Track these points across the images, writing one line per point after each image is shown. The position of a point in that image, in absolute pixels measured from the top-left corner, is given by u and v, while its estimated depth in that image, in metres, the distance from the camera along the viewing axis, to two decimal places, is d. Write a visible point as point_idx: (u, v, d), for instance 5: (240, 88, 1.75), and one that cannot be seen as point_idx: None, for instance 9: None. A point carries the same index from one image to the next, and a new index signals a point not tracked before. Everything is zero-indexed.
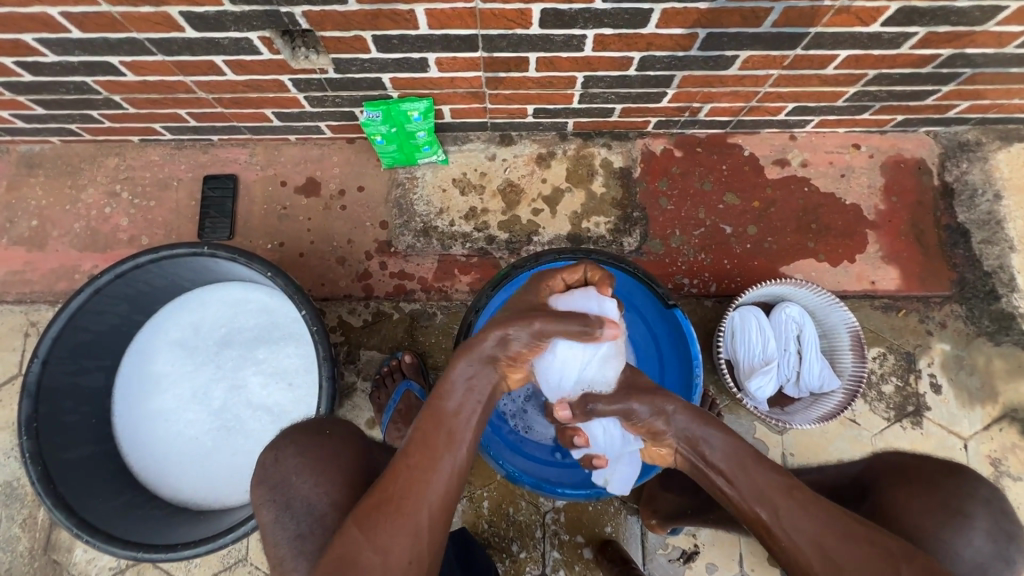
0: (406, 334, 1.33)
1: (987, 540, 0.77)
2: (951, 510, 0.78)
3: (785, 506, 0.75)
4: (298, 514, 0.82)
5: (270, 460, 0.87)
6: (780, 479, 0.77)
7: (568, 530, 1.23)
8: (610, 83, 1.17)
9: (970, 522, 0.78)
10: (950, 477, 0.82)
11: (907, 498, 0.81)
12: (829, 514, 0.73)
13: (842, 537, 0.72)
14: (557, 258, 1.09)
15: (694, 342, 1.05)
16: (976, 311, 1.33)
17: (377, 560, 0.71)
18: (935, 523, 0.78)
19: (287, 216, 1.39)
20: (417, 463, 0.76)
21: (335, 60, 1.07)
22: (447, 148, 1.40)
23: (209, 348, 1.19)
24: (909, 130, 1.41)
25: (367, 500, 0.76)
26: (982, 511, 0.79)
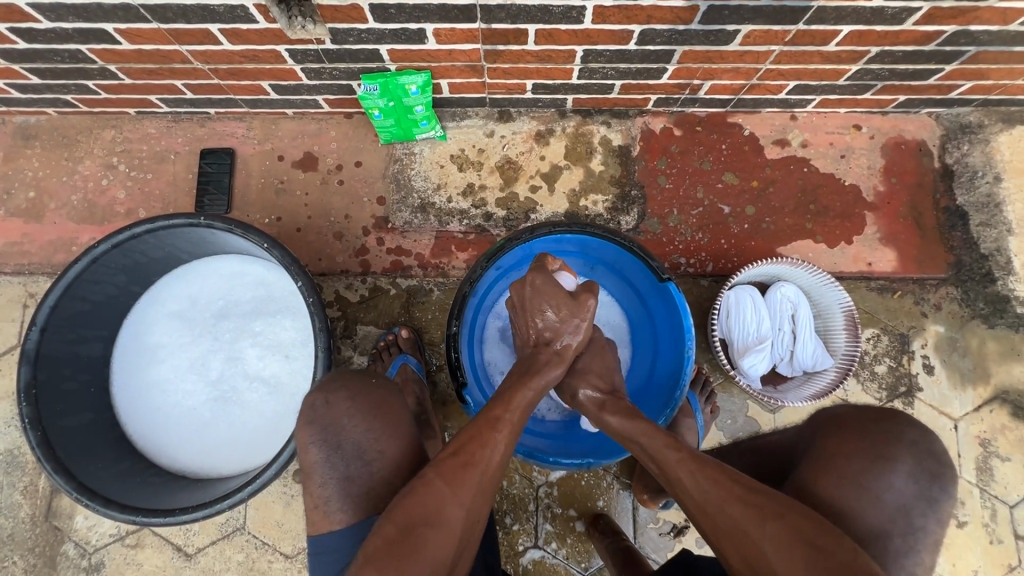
0: (403, 310, 1.34)
1: (909, 482, 0.75)
2: (872, 456, 0.77)
3: (679, 474, 0.77)
4: (344, 455, 0.87)
5: (322, 404, 0.90)
6: (679, 454, 0.79)
7: (560, 503, 1.25)
8: (610, 58, 1.15)
9: (890, 468, 0.76)
10: (878, 423, 0.81)
11: (836, 446, 0.80)
12: (714, 480, 0.74)
13: (726, 501, 0.71)
14: (551, 231, 1.09)
15: (687, 318, 1.05)
16: (971, 294, 1.34)
17: (459, 515, 0.74)
18: (861, 468, 0.76)
19: (285, 190, 1.39)
20: (497, 433, 0.82)
21: (332, 30, 1.06)
22: (445, 124, 1.39)
23: (206, 320, 1.20)
24: (912, 111, 1.40)
25: (448, 459, 0.78)
26: (906, 455, 0.77)
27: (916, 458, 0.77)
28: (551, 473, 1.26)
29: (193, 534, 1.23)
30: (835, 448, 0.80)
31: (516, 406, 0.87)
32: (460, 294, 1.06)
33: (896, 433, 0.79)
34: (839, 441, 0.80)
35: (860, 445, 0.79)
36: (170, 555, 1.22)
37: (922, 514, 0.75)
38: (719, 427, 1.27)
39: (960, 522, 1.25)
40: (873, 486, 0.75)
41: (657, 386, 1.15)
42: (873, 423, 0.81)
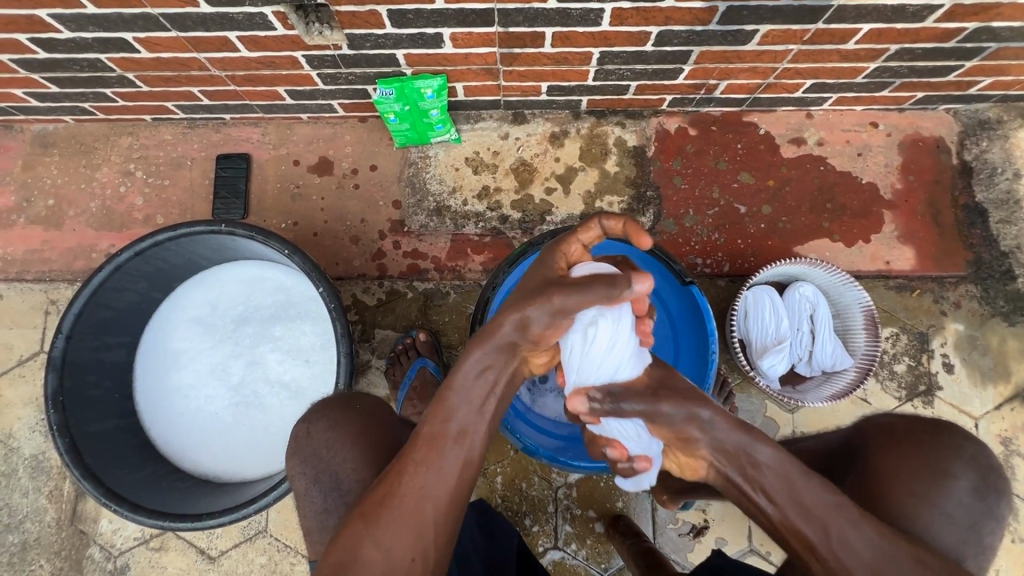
0: (419, 313, 1.34)
1: (973, 498, 0.74)
2: (937, 471, 0.75)
3: (846, 531, 0.63)
4: (324, 488, 0.86)
5: (304, 433, 0.92)
6: (838, 502, 0.64)
7: (580, 505, 1.25)
8: (626, 59, 1.15)
9: (955, 482, 0.74)
10: (933, 435, 0.78)
11: (896, 461, 0.77)
12: (882, 536, 0.64)
13: (898, 563, 0.63)
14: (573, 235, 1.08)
15: (709, 319, 1.05)
16: (991, 292, 1.32)
17: (377, 556, 0.67)
18: (922, 485, 0.74)
19: (300, 195, 1.39)
20: (424, 453, 0.70)
21: (349, 35, 1.06)
22: (460, 127, 1.39)
23: (227, 326, 1.21)
24: (929, 108, 1.39)
25: (372, 494, 0.71)
26: (965, 467, 0.76)
27: (980, 472, 0.76)
28: (571, 475, 1.27)
29: (216, 538, 1.24)
30: (890, 464, 0.76)
31: (445, 413, 0.71)
32: (483, 298, 1.07)
33: (956, 445, 0.77)
34: (899, 455, 0.77)
35: (924, 459, 0.76)
36: (193, 558, 1.24)
37: (990, 531, 0.74)
38: None
39: None
40: (935, 499, 0.74)
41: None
42: (934, 434, 0.78)
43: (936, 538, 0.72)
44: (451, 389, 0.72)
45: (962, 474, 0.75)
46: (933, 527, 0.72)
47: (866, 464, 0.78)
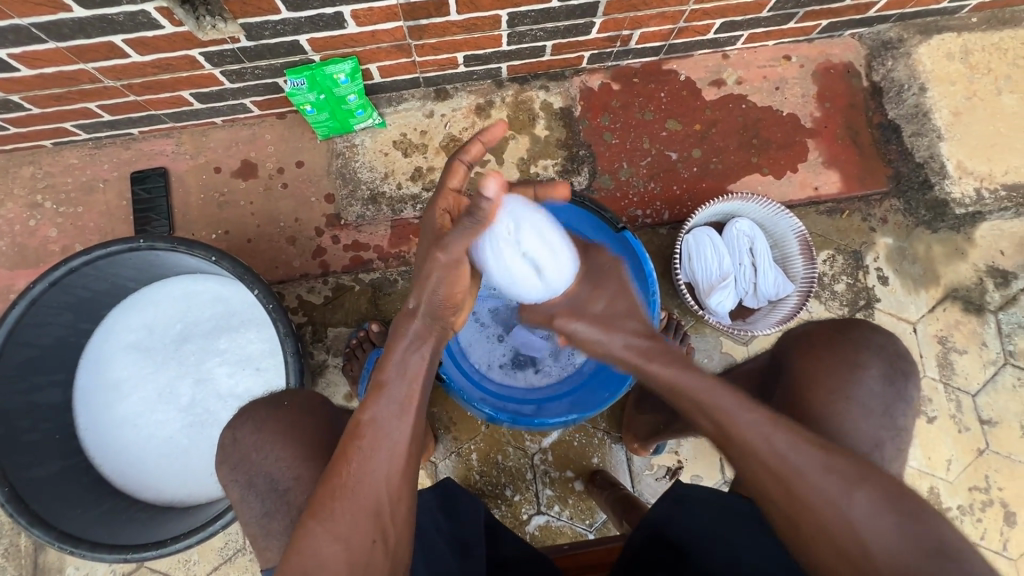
0: (370, 305, 1.31)
1: (885, 383, 0.80)
2: (848, 366, 0.81)
3: (750, 439, 0.69)
4: (259, 490, 0.82)
5: (230, 441, 0.85)
6: (757, 416, 0.69)
7: (557, 467, 1.27)
8: (535, 18, 1.14)
9: (866, 372, 0.81)
10: (842, 332, 0.85)
11: (815, 362, 0.83)
12: (796, 447, 0.68)
13: (811, 466, 0.67)
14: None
15: (645, 261, 1.07)
16: (913, 203, 1.39)
17: (338, 548, 0.68)
18: (838, 380, 0.80)
19: (227, 202, 1.34)
20: (366, 443, 0.72)
21: (244, 25, 1.02)
22: (383, 111, 1.36)
23: (168, 346, 1.15)
24: (835, 35, 1.44)
25: (319, 490, 0.71)
26: (876, 358, 0.82)
27: (888, 360, 0.82)
28: (544, 440, 1.28)
29: (193, 564, 1.20)
30: (810, 366, 0.83)
31: (382, 397, 0.74)
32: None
33: (864, 340, 0.84)
34: (815, 356, 0.83)
35: (834, 356, 0.83)
36: None
37: (901, 412, 0.81)
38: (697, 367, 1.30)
39: (929, 418, 1.33)
40: (849, 393, 0.80)
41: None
42: (842, 334, 0.85)
43: (856, 423, 0.78)
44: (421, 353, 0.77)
45: (874, 363, 0.81)
46: (850, 418, 0.79)
47: (790, 367, 0.85)
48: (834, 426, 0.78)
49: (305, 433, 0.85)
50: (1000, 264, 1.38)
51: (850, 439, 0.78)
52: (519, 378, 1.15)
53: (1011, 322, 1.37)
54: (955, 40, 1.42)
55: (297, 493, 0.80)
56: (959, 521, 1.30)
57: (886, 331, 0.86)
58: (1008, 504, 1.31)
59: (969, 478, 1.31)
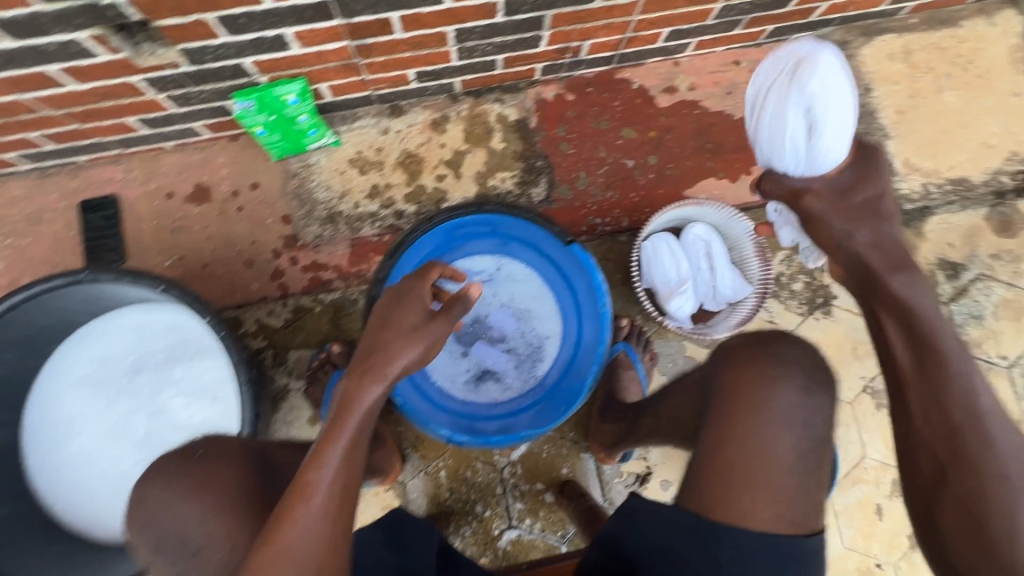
0: (331, 326, 1.30)
1: (802, 396, 0.80)
2: (767, 380, 0.81)
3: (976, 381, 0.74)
4: (172, 552, 0.77)
5: (137, 500, 0.79)
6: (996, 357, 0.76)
7: (527, 480, 1.27)
8: (482, 33, 1.14)
9: (784, 386, 0.80)
10: (763, 344, 0.84)
11: (738, 376, 0.82)
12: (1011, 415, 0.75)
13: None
14: (450, 216, 1.08)
15: (594, 271, 1.05)
16: None
17: None
18: (760, 395, 0.80)
19: (180, 228, 1.31)
20: (308, 503, 0.69)
21: (184, 51, 1.01)
22: (337, 129, 1.35)
23: (120, 379, 1.12)
24: (782, 39, 1.47)
25: (254, 556, 0.67)
26: (794, 369, 0.82)
27: (806, 372, 0.82)
28: (513, 453, 1.27)
29: None
30: (733, 382, 0.82)
31: (329, 454, 0.70)
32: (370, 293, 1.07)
33: (782, 354, 0.83)
34: (739, 371, 0.83)
35: (755, 369, 0.82)
36: None
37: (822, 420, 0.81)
38: (662, 372, 1.31)
39: None
40: (771, 406, 0.80)
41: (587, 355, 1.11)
42: (763, 347, 0.84)
43: (774, 440, 0.79)
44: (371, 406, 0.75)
45: (792, 377, 0.81)
46: (775, 433, 0.79)
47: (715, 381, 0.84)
48: (758, 442, 0.79)
49: (248, 469, 0.82)
50: (950, 257, 1.42)
51: (776, 453, 0.79)
52: (482, 392, 1.14)
53: (963, 313, 1.40)
54: (897, 41, 1.46)
55: (212, 552, 0.76)
56: None
57: (804, 340, 0.86)
58: None
59: None
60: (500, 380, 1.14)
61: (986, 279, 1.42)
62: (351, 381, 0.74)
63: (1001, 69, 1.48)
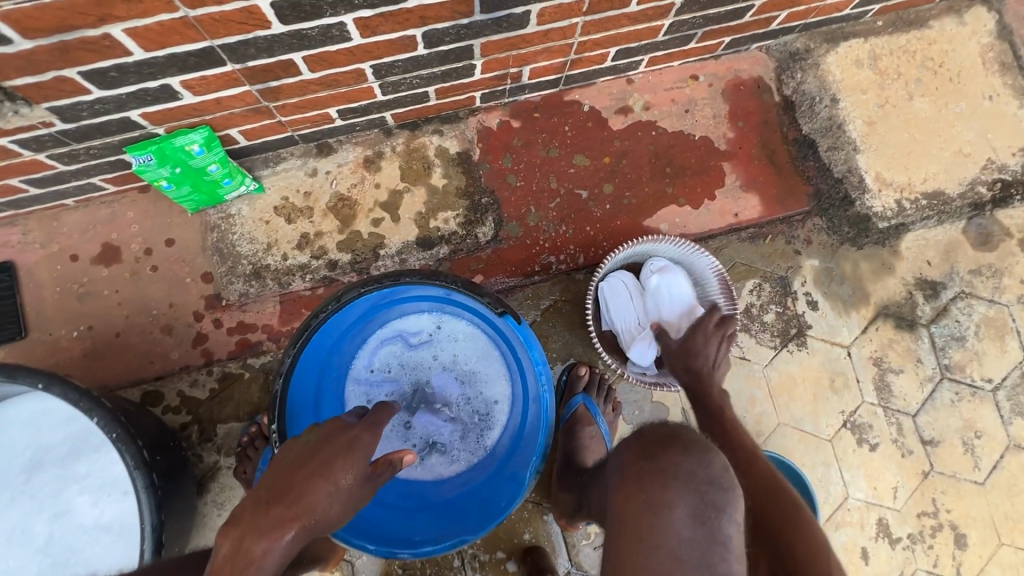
0: (263, 393, 1.18)
1: (695, 526, 0.59)
2: (653, 507, 0.60)
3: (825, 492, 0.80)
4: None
5: None
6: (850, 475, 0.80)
7: (486, 549, 1.16)
8: (405, 67, 1.02)
9: (672, 515, 0.59)
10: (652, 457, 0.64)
11: (628, 500, 0.63)
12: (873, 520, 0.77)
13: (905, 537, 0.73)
14: (363, 290, 0.92)
15: (533, 346, 0.93)
16: (836, 221, 1.33)
17: None
18: (645, 527, 0.60)
19: (88, 293, 1.18)
20: None
21: (53, 109, 0.87)
22: (259, 174, 1.22)
23: (17, 479, 0.99)
24: (742, 50, 1.37)
25: None
26: (687, 493, 0.61)
27: (700, 492, 0.61)
28: None
29: None
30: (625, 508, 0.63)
31: None
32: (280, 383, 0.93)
33: (672, 468, 0.62)
34: (628, 493, 0.64)
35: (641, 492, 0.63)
36: None
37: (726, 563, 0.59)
38: (627, 420, 1.22)
39: (871, 445, 1.27)
40: (659, 543, 0.59)
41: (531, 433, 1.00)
42: (649, 460, 0.64)
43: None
44: (275, 556, 0.63)
45: (681, 501, 0.60)
46: None
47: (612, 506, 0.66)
48: None
49: None
50: (928, 276, 1.34)
51: None
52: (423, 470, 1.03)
53: (944, 335, 1.32)
54: (862, 46, 1.37)
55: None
56: (911, 550, 1.24)
57: (704, 444, 0.65)
58: (957, 526, 1.26)
59: (917, 504, 1.26)
60: (441, 455, 1.04)
61: (966, 297, 1.34)
62: (246, 534, 0.62)
63: (973, 71, 1.39)
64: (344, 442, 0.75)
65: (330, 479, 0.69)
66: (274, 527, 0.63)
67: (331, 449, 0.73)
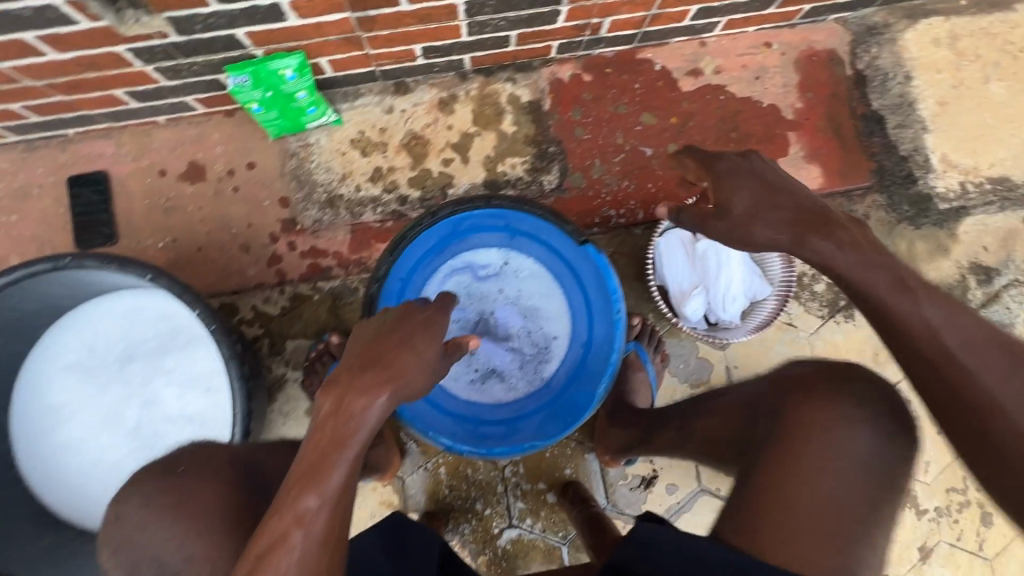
0: (330, 315, 1.25)
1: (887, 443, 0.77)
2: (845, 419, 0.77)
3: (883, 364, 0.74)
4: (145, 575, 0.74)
5: (112, 518, 0.76)
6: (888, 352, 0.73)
7: (528, 480, 1.23)
8: (495, 7, 1.06)
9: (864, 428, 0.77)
10: (835, 380, 0.81)
11: (811, 412, 0.78)
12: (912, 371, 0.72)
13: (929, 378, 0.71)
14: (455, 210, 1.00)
15: (609, 274, 0.99)
16: (896, 198, 1.34)
17: None
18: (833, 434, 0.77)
19: (174, 208, 1.26)
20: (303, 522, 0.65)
21: (171, 19, 0.93)
22: (338, 107, 1.27)
23: (110, 367, 1.08)
24: (818, 20, 1.36)
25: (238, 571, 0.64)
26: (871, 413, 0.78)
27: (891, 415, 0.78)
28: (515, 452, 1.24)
29: None
30: (810, 416, 0.78)
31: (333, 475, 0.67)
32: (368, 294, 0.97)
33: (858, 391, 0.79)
34: (812, 407, 0.79)
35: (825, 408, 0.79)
36: None
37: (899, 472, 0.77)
38: (672, 373, 1.27)
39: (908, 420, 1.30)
40: (845, 448, 0.76)
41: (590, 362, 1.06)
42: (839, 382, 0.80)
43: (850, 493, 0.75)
44: (371, 414, 0.70)
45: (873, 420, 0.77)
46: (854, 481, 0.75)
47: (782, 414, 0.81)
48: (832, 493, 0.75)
49: (236, 476, 0.78)
50: (983, 261, 1.34)
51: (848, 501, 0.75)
52: (484, 393, 1.09)
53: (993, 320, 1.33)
54: (942, 25, 1.36)
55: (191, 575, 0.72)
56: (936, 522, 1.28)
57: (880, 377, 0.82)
58: (984, 505, 1.29)
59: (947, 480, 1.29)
60: (498, 382, 1.10)
61: (1019, 286, 1.34)
62: (346, 394, 0.70)
63: None
64: (422, 323, 0.79)
65: (412, 351, 0.75)
66: (370, 390, 0.70)
67: (410, 326, 0.78)
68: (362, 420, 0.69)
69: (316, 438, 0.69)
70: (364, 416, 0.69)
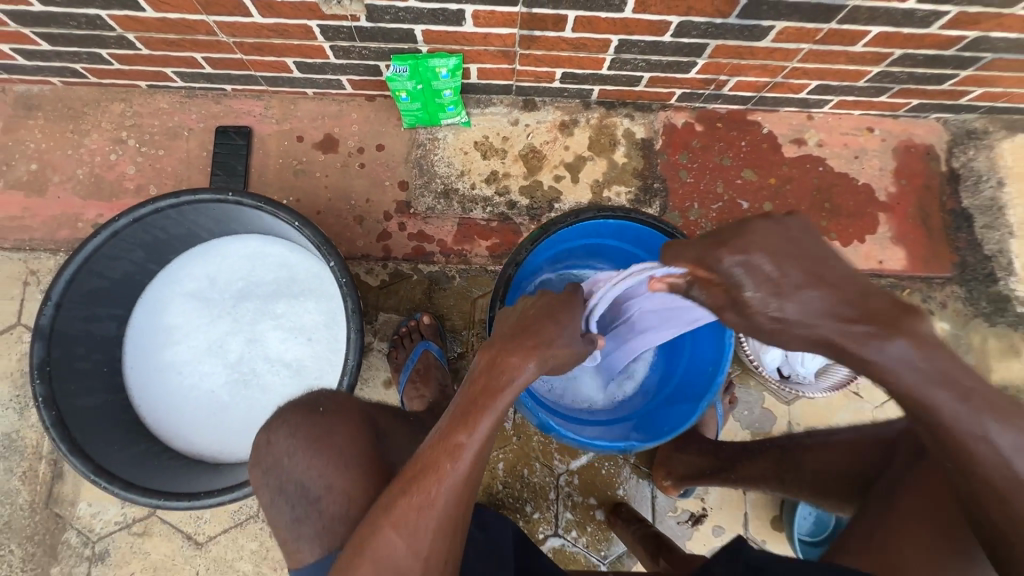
0: (424, 296, 1.32)
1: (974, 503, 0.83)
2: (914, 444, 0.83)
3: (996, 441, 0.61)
4: (290, 497, 0.79)
5: (265, 443, 0.82)
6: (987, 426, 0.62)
7: (581, 492, 1.25)
8: (643, 49, 1.16)
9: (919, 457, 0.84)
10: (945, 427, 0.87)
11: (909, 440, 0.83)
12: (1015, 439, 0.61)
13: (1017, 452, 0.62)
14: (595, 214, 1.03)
15: None
16: (975, 293, 1.39)
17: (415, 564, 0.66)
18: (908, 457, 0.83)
19: (303, 171, 1.36)
20: (457, 461, 0.67)
21: (368, 7, 1.04)
22: (469, 111, 1.38)
23: (226, 301, 1.15)
24: (921, 116, 1.45)
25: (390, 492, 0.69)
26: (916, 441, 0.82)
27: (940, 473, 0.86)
28: (572, 462, 1.26)
29: (203, 522, 1.19)
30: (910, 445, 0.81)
31: (482, 422, 0.68)
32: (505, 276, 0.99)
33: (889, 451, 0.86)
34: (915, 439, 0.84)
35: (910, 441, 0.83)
36: (179, 543, 1.19)
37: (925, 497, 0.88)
38: (736, 418, 1.30)
39: None
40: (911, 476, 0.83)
41: (695, 368, 1.07)
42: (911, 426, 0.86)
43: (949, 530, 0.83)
44: (521, 370, 0.70)
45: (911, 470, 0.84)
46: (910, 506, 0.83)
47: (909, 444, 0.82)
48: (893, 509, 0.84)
49: (353, 419, 0.84)
50: None
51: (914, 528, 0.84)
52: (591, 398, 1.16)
53: None
54: None
55: (331, 501, 0.78)
56: None
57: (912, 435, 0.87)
58: None
59: None
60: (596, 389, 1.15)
61: None
62: (500, 352, 0.72)
63: None
64: (564, 295, 0.81)
65: (560, 319, 0.76)
66: (524, 349, 0.71)
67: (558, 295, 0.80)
68: (514, 374, 0.70)
69: (470, 387, 0.71)
70: (515, 372, 0.70)
